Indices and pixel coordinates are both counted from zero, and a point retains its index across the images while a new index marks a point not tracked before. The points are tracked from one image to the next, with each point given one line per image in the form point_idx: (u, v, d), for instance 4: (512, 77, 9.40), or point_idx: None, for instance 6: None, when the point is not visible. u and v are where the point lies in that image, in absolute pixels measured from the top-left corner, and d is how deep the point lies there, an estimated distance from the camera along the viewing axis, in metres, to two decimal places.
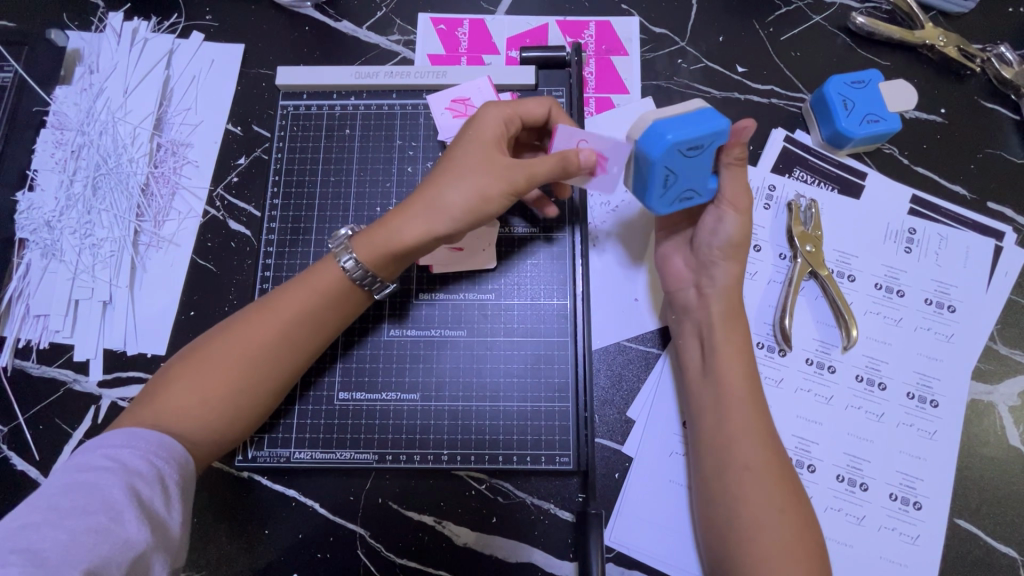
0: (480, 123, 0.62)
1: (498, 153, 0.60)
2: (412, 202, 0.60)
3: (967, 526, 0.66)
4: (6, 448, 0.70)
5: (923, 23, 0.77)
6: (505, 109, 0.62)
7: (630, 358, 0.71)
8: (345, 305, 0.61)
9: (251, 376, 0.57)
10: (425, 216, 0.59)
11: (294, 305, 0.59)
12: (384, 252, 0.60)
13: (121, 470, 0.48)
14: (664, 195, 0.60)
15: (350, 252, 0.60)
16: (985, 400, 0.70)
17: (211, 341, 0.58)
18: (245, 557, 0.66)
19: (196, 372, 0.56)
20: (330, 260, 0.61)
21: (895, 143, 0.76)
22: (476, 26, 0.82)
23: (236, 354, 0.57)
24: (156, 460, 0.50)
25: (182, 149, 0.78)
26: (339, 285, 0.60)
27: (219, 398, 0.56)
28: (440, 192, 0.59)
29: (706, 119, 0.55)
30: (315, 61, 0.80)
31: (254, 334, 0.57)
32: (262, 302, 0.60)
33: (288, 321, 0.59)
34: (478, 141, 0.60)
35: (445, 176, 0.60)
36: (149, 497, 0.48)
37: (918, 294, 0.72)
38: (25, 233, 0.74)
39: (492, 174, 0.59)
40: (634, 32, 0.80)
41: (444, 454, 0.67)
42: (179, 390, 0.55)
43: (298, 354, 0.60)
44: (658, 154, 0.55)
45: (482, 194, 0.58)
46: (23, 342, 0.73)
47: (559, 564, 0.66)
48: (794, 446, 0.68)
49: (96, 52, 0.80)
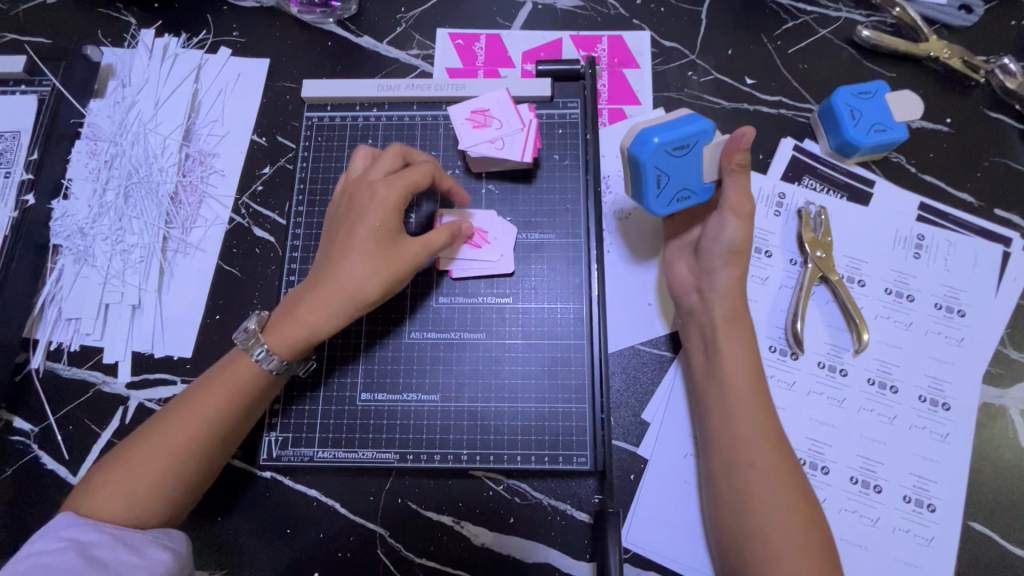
0: (380, 199, 0.64)
1: (396, 234, 0.64)
2: (319, 288, 0.62)
3: (981, 529, 0.67)
4: (37, 447, 0.72)
5: (928, 36, 0.79)
6: (405, 184, 0.65)
7: (644, 361, 0.72)
8: (263, 395, 0.63)
9: (182, 477, 0.59)
10: (331, 304, 0.61)
11: (213, 409, 0.60)
12: (297, 341, 0.62)
13: (75, 542, 0.53)
14: (661, 195, 0.65)
15: (263, 346, 0.62)
16: (996, 403, 0.70)
17: (137, 444, 0.59)
18: (268, 556, 0.67)
19: (125, 477, 0.57)
20: (242, 355, 0.63)
21: (902, 152, 0.77)
22: (493, 41, 0.85)
23: (165, 455, 0.58)
24: (108, 529, 0.55)
25: (209, 159, 0.81)
26: (257, 381, 0.62)
27: (152, 498, 0.57)
28: (343, 277, 0.61)
29: (688, 122, 0.62)
30: (337, 75, 0.83)
31: (183, 437, 0.59)
32: (186, 399, 0.61)
33: (215, 421, 0.60)
34: (370, 217, 0.63)
35: (346, 258, 0.62)
36: (109, 553, 0.53)
37: (927, 298, 0.73)
38: (59, 239, 0.77)
39: (391, 257, 0.62)
40: (645, 45, 0.83)
41: (463, 454, 0.68)
42: (111, 488, 0.57)
43: (228, 442, 0.62)
44: (645, 155, 0.61)
45: (385, 278, 0.62)
46: (55, 345, 0.75)
47: (576, 565, 0.67)
48: (808, 448, 0.69)
49: (128, 67, 0.83)
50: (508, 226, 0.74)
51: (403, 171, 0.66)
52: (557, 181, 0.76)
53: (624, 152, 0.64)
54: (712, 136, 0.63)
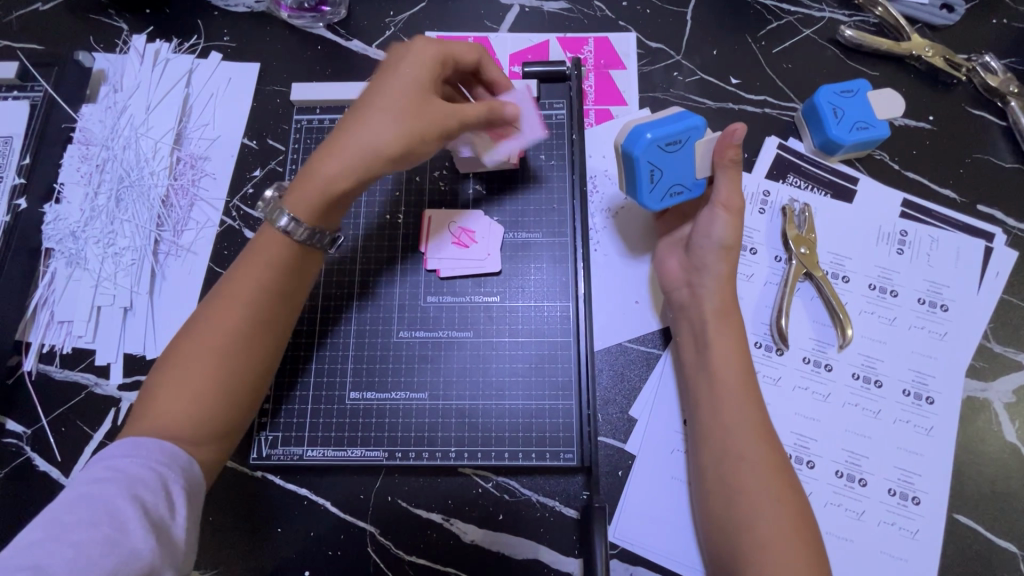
0: (408, 59, 0.63)
1: (425, 96, 0.62)
2: (337, 143, 0.61)
3: (966, 521, 0.67)
4: (30, 449, 0.72)
5: (910, 35, 0.80)
6: (435, 48, 0.64)
7: (631, 358, 0.73)
8: (298, 268, 0.62)
9: (233, 363, 0.58)
10: (351, 157, 0.60)
11: (252, 283, 0.60)
12: (318, 200, 0.60)
13: (123, 479, 0.50)
14: (654, 190, 0.66)
15: (286, 212, 0.60)
16: (980, 397, 0.71)
17: (187, 339, 0.58)
18: (260, 555, 0.68)
19: (184, 371, 0.56)
20: (270, 228, 0.62)
21: (885, 149, 0.78)
22: (481, 44, 0.85)
23: (211, 339, 0.57)
24: (158, 467, 0.51)
25: (201, 163, 0.81)
26: (291, 250, 0.61)
27: (209, 390, 0.56)
28: (364, 133, 0.60)
29: (678, 120, 0.64)
30: (326, 78, 0.84)
31: (224, 319, 0.58)
32: (224, 287, 0.60)
33: (253, 299, 0.59)
34: (410, 75, 0.62)
35: (380, 117, 0.61)
36: (154, 504, 0.49)
37: (911, 293, 0.74)
38: (52, 243, 0.78)
39: (414, 112, 0.61)
40: (631, 46, 0.84)
41: (452, 451, 0.69)
42: (169, 394, 0.56)
43: (273, 328, 0.61)
44: (638, 149, 0.63)
45: (416, 134, 0.61)
46: (47, 348, 0.76)
47: (564, 561, 0.67)
48: (793, 442, 0.70)
49: (120, 72, 0.84)
50: (495, 226, 0.75)
51: (432, 40, 0.65)
52: (544, 182, 0.77)
53: (618, 150, 0.66)
54: (703, 132, 0.65)
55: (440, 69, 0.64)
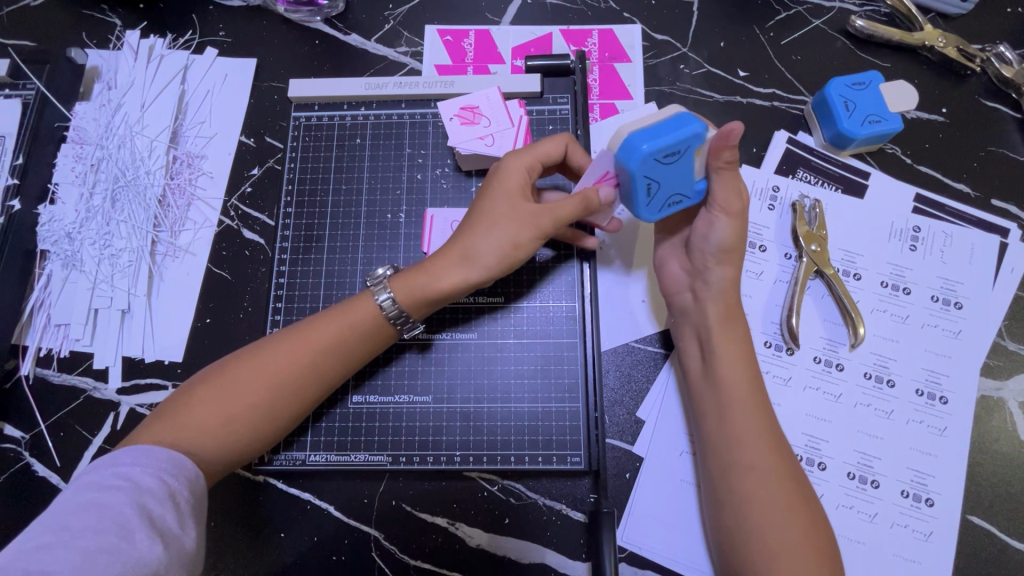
0: (501, 171, 0.63)
1: (518, 199, 0.62)
2: (445, 249, 0.62)
3: (981, 523, 0.66)
4: (29, 455, 0.71)
5: (922, 25, 0.78)
6: (523, 157, 0.64)
7: (638, 359, 0.72)
8: (375, 342, 0.62)
9: (276, 404, 0.57)
10: (455, 261, 0.61)
11: (326, 338, 0.60)
12: (416, 289, 0.61)
13: (132, 488, 0.48)
14: (651, 202, 0.60)
15: (388, 291, 0.61)
16: (994, 396, 0.70)
17: (239, 364, 0.58)
18: (262, 561, 0.67)
19: (226, 396, 0.56)
20: (366, 297, 0.62)
21: (897, 143, 0.77)
22: (482, 37, 0.84)
23: (265, 379, 0.57)
24: (167, 479, 0.50)
25: (197, 161, 0.80)
26: (373, 323, 0.61)
27: (245, 421, 0.56)
28: (471, 239, 0.61)
29: (678, 125, 0.55)
30: (325, 74, 0.82)
31: (284, 363, 0.58)
32: (293, 331, 0.60)
33: (319, 352, 0.59)
34: (500, 186, 0.62)
35: (474, 226, 0.61)
36: (160, 514, 0.48)
37: (924, 290, 0.72)
38: (47, 245, 0.76)
39: (521, 220, 0.61)
40: (636, 38, 0.82)
41: (456, 455, 0.68)
42: (203, 412, 0.55)
43: (327, 384, 0.60)
44: (634, 164, 0.55)
45: (512, 240, 0.60)
46: (45, 351, 0.74)
47: (572, 565, 0.66)
48: (804, 444, 0.68)
49: (114, 69, 0.82)
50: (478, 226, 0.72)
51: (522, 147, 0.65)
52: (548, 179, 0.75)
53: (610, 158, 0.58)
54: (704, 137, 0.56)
55: (527, 175, 0.64)
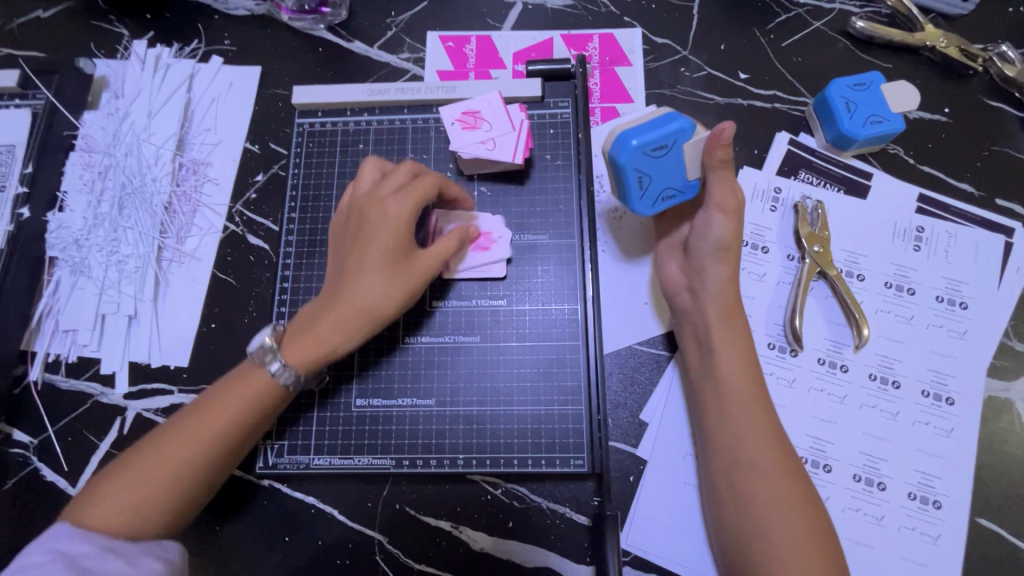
0: (384, 214, 0.62)
1: (405, 250, 0.61)
2: (334, 306, 0.60)
3: (989, 525, 0.66)
4: (37, 459, 0.72)
5: (924, 25, 0.78)
6: (422, 189, 0.63)
7: (641, 361, 0.72)
8: (277, 406, 0.61)
9: (181, 485, 0.56)
10: (348, 322, 0.60)
11: (227, 415, 0.58)
12: (312, 355, 0.59)
13: (75, 545, 0.51)
14: (645, 197, 0.64)
15: (278, 359, 0.59)
16: (1001, 396, 0.69)
17: (143, 449, 0.56)
18: (266, 565, 0.67)
19: (127, 486, 0.54)
20: (257, 365, 0.60)
21: (899, 143, 0.76)
22: (484, 42, 0.84)
23: (171, 463, 0.55)
24: (103, 535, 0.52)
25: (203, 168, 0.81)
26: (271, 392, 0.59)
27: (155, 507, 0.55)
28: (361, 294, 0.60)
29: (666, 122, 0.61)
30: (328, 80, 0.83)
31: (186, 446, 0.56)
32: (195, 408, 0.58)
33: (222, 430, 0.57)
34: (383, 237, 0.61)
35: (362, 278, 0.60)
36: (103, 562, 0.50)
37: (928, 291, 0.72)
38: (55, 251, 0.77)
39: (406, 268, 0.61)
40: (637, 42, 0.82)
41: (459, 458, 0.68)
42: (114, 501, 0.54)
43: (232, 459, 0.59)
44: (624, 157, 0.60)
45: (400, 295, 0.61)
46: (53, 357, 0.75)
47: (576, 569, 0.66)
48: (809, 446, 0.68)
49: (121, 78, 0.84)
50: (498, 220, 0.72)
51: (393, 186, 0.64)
52: (549, 182, 0.76)
53: (605, 155, 0.63)
54: (691, 134, 0.62)
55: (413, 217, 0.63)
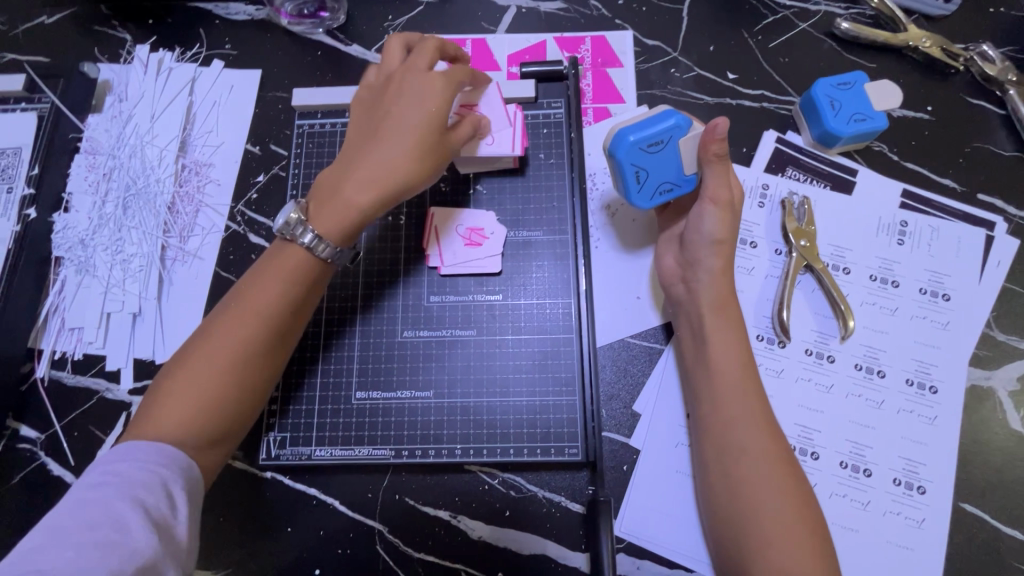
0: (408, 98, 0.65)
1: (432, 124, 0.65)
2: (364, 180, 0.63)
3: (973, 510, 0.68)
4: (44, 454, 0.74)
5: (906, 26, 0.81)
6: (433, 78, 0.66)
7: (634, 353, 0.73)
8: (314, 280, 0.64)
9: (238, 374, 0.59)
10: (380, 195, 0.63)
11: (269, 292, 0.61)
12: (343, 224, 0.63)
13: (122, 483, 0.51)
14: (642, 190, 0.68)
15: (309, 230, 0.63)
16: (984, 385, 0.71)
17: (193, 345, 0.60)
18: (270, 555, 0.69)
19: (187, 383, 0.57)
20: (289, 243, 0.63)
21: (884, 140, 0.78)
22: (479, 45, 0.86)
23: (223, 350, 0.59)
24: (157, 469, 0.53)
25: (205, 169, 0.83)
26: (307, 264, 0.63)
27: (213, 393, 0.58)
28: (391, 172, 0.63)
29: (662, 120, 0.65)
30: (327, 83, 0.85)
31: (235, 326, 0.60)
32: (234, 298, 0.62)
33: (265, 307, 0.61)
34: (410, 117, 0.64)
35: (392, 152, 0.64)
36: (154, 504, 0.50)
37: (912, 284, 0.74)
38: (61, 251, 0.79)
39: (429, 136, 0.65)
40: (627, 44, 0.84)
41: (457, 449, 0.70)
42: (174, 399, 0.57)
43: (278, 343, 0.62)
44: (620, 152, 0.65)
45: (424, 162, 0.64)
46: (59, 354, 0.77)
47: (571, 555, 0.68)
48: (796, 434, 0.70)
49: (125, 82, 0.86)
50: (492, 217, 0.76)
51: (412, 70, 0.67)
52: (543, 180, 0.78)
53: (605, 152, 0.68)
54: (687, 130, 0.65)
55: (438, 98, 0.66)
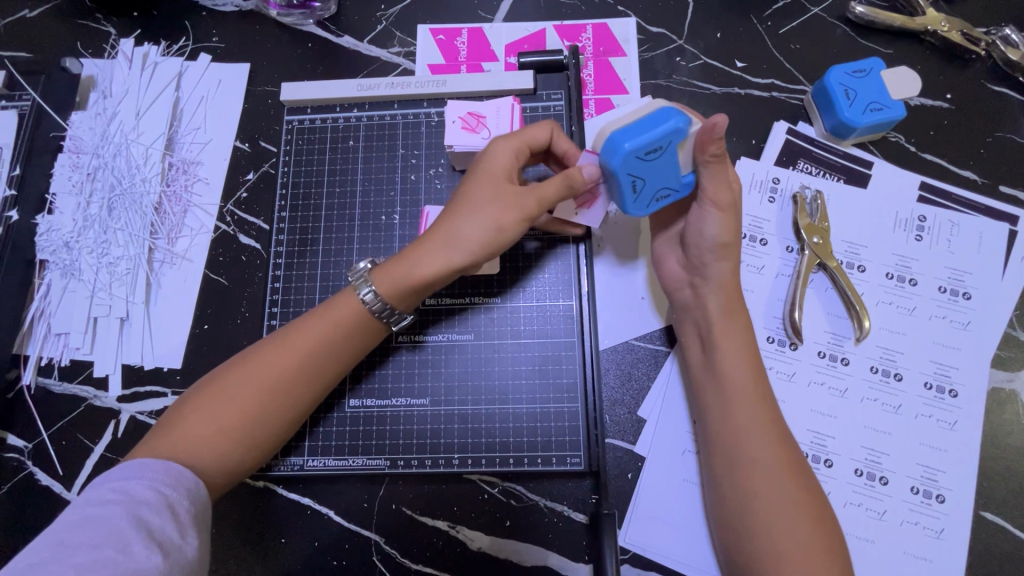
0: (486, 154, 0.62)
1: (505, 183, 0.60)
2: (428, 235, 0.60)
3: (994, 519, 0.65)
4: (31, 463, 0.71)
5: (924, 9, 0.76)
6: (509, 142, 0.62)
7: (639, 356, 0.70)
8: (362, 336, 0.61)
9: (275, 405, 0.57)
10: (439, 247, 0.59)
11: (314, 338, 0.59)
12: (400, 282, 0.60)
13: (127, 501, 0.48)
14: (639, 199, 0.60)
15: (368, 284, 0.60)
16: (1006, 388, 0.68)
17: (228, 372, 0.58)
18: (262, 567, 0.67)
19: (211, 415, 0.55)
20: (349, 293, 0.61)
21: (900, 130, 0.75)
22: (475, 34, 0.83)
23: (255, 386, 0.56)
24: (163, 490, 0.50)
25: (193, 168, 0.80)
26: (359, 319, 0.60)
27: (235, 430, 0.55)
28: (453, 223, 0.59)
29: (658, 122, 0.55)
30: (319, 76, 0.82)
31: (273, 365, 0.57)
32: (281, 335, 0.60)
33: (307, 352, 0.58)
34: (484, 170, 0.61)
35: (461, 208, 0.60)
36: (159, 524, 0.47)
37: (930, 281, 0.70)
38: (45, 254, 0.77)
39: (504, 198, 0.59)
40: (630, 31, 0.81)
41: (455, 458, 0.67)
42: (198, 420, 0.55)
43: (313, 389, 0.59)
44: (616, 163, 0.55)
45: (495, 220, 0.58)
46: (45, 361, 0.75)
47: (574, 567, 0.65)
48: (809, 441, 0.67)
49: (109, 77, 0.83)
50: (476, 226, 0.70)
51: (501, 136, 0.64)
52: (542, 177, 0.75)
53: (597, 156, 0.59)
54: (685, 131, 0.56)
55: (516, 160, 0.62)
